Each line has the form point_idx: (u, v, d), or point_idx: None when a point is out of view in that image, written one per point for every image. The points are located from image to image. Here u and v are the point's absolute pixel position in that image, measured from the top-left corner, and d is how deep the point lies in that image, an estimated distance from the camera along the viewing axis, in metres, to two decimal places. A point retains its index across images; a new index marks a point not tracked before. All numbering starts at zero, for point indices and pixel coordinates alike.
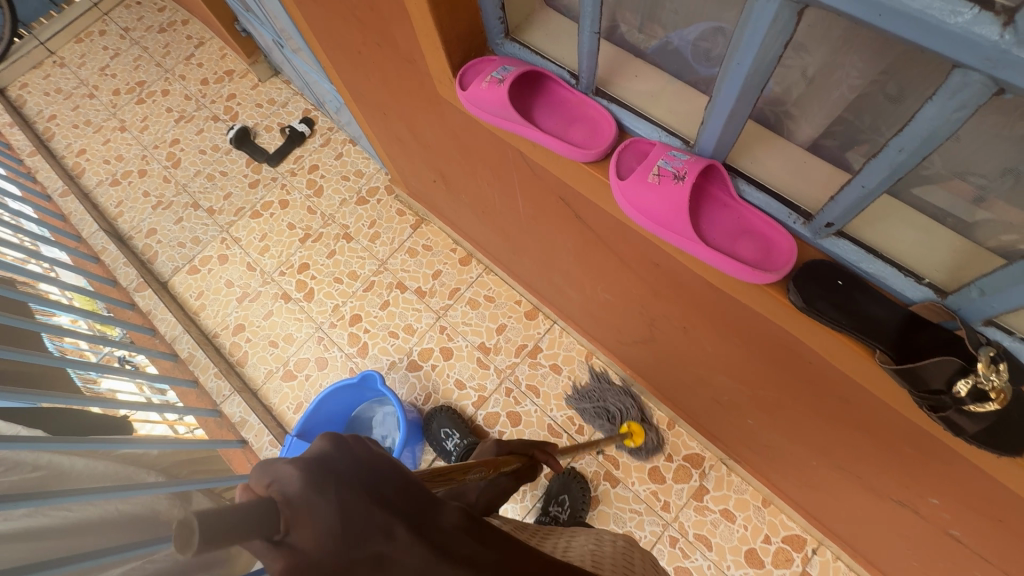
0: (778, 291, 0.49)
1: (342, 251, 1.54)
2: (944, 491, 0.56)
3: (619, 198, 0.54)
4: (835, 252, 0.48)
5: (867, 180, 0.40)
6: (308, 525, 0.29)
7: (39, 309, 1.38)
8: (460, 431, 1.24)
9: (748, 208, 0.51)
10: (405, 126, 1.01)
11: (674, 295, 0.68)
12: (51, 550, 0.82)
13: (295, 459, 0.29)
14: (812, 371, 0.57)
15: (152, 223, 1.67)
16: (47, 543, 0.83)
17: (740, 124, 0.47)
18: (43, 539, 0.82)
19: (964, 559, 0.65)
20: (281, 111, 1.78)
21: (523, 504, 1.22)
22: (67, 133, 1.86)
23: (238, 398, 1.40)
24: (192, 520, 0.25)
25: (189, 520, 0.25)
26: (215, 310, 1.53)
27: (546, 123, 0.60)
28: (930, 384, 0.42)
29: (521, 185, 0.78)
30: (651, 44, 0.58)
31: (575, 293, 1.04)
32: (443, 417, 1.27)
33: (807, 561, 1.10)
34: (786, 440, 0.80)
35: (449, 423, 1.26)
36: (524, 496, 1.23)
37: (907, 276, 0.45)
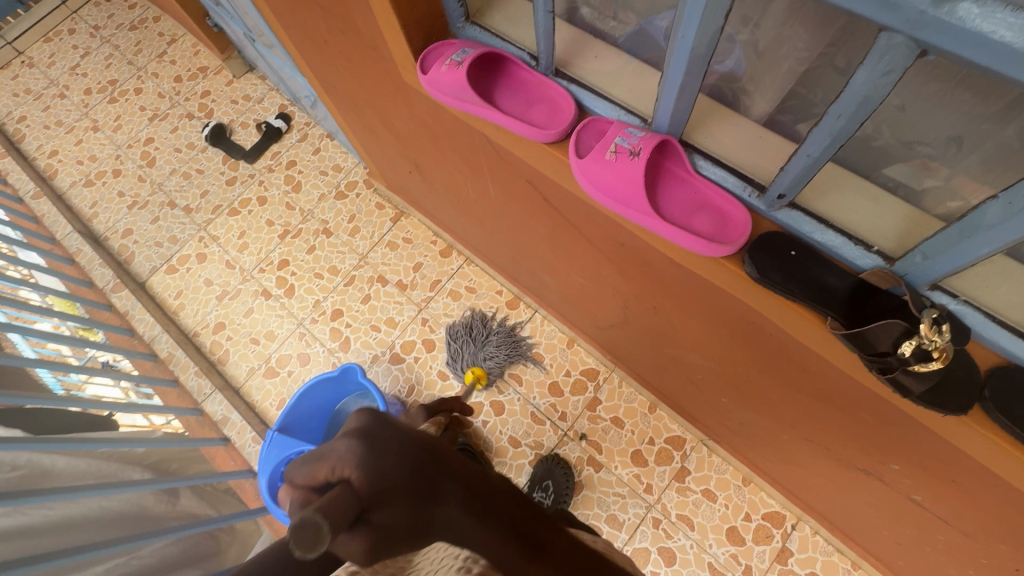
0: (734, 263, 0.50)
1: (322, 246, 1.54)
2: (905, 456, 0.57)
3: (579, 177, 0.54)
4: (788, 223, 0.49)
5: (811, 149, 0.41)
6: (382, 488, 0.35)
7: (14, 312, 1.37)
8: None
9: (705, 182, 0.52)
10: (378, 117, 1.00)
11: (642, 275, 0.69)
12: (38, 544, 0.89)
13: (347, 438, 0.36)
14: (774, 343, 0.58)
15: (128, 223, 1.65)
16: (32, 539, 0.88)
17: (691, 98, 0.47)
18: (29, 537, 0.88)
19: (929, 524, 0.67)
20: (257, 107, 1.76)
21: None
22: (38, 134, 1.83)
23: (219, 396, 1.39)
24: (311, 516, 0.30)
25: (307, 521, 0.30)
26: (195, 309, 1.51)
27: (508, 104, 0.60)
28: (877, 347, 0.44)
29: (490, 170, 0.78)
30: (624, 31, 0.58)
31: (551, 279, 1.05)
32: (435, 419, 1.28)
33: (787, 537, 1.12)
34: (757, 416, 0.82)
35: None
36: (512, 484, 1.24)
37: (857, 245, 0.46)
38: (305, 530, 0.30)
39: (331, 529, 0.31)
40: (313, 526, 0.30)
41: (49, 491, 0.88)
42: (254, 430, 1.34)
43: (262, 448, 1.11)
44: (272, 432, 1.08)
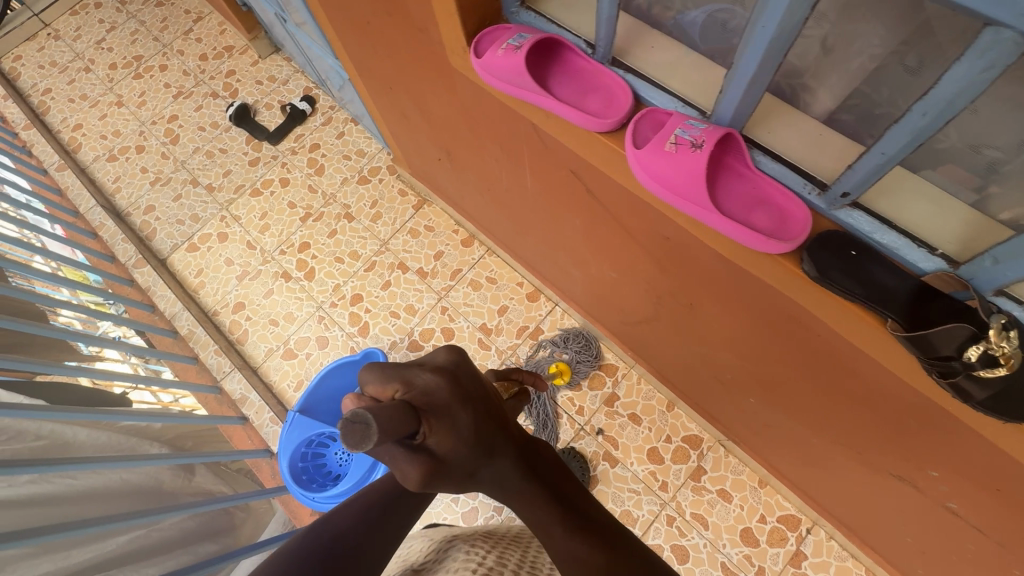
0: (791, 261, 0.50)
1: (343, 230, 1.54)
2: (946, 464, 0.57)
3: (635, 167, 0.54)
4: (848, 223, 0.48)
5: (887, 147, 0.41)
6: (442, 420, 0.47)
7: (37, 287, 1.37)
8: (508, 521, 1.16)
9: (764, 178, 0.51)
10: (413, 102, 1.00)
11: (683, 271, 0.68)
12: (62, 513, 0.90)
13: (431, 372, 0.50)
14: (819, 344, 0.58)
15: (151, 199, 1.65)
16: (56, 508, 0.89)
17: (761, 90, 0.47)
18: (54, 505, 0.89)
19: (959, 532, 0.67)
20: (281, 88, 1.75)
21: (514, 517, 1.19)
22: (62, 107, 1.83)
23: (238, 374, 1.40)
24: (360, 414, 0.36)
25: (363, 417, 0.36)
26: (214, 288, 1.52)
27: (562, 91, 0.59)
28: (939, 351, 0.43)
29: (530, 159, 0.77)
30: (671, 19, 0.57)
31: (578, 272, 1.05)
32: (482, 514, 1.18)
33: (801, 540, 1.12)
34: (786, 418, 0.82)
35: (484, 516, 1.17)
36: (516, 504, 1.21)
37: (920, 247, 0.46)
38: (357, 420, 0.36)
39: (377, 431, 0.36)
40: (365, 423, 0.36)
41: (73, 460, 0.89)
42: (272, 411, 1.35)
43: (282, 431, 1.09)
44: (293, 412, 1.08)
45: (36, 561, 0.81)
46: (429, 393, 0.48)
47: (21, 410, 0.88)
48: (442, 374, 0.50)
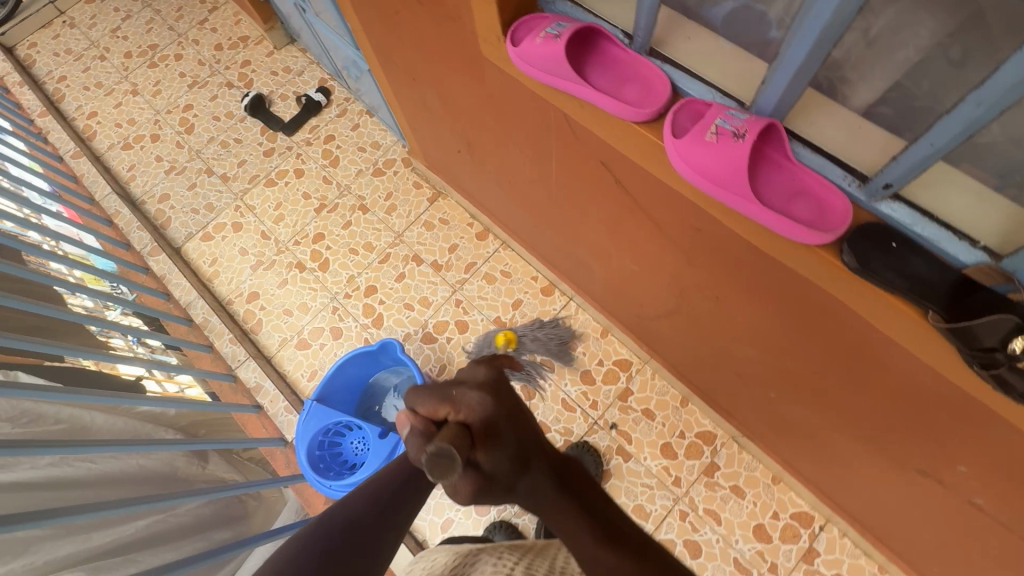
0: (830, 253, 0.50)
1: (358, 222, 1.54)
2: (976, 458, 0.57)
3: (674, 157, 0.54)
4: (889, 215, 0.49)
5: (937, 137, 0.41)
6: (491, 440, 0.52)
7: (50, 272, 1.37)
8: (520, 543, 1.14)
9: (804, 169, 0.51)
10: (436, 93, 1.00)
11: (712, 264, 0.69)
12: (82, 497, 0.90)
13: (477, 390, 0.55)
14: (852, 337, 0.58)
15: (165, 188, 1.66)
16: (76, 491, 0.89)
17: (806, 80, 0.47)
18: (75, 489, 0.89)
19: (983, 528, 0.67)
20: (296, 79, 1.75)
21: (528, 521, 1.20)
22: (77, 95, 1.83)
23: (253, 363, 1.40)
24: (444, 449, 0.43)
25: (442, 451, 0.43)
26: (229, 277, 1.52)
27: (599, 81, 0.59)
28: (983, 343, 0.42)
29: (557, 150, 0.78)
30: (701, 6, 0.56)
31: (598, 266, 1.05)
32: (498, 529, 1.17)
33: (814, 537, 1.12)
34: (808, 412, 0.83)
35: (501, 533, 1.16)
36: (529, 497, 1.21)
37: (961, 240, 0.46)
38: (440, 457, 0.43)
39: (459, 462, 0.43)
40: (448, 457, 0.43)
41: (93, 443, 0.89)
42: (286, 400, 1.35)
43: (300, 417, 1.09)
44: (311, 400, 1.09)
45: (58, 543, 0.81)
46: (479, 411, 0.53)
47: (41, 393, 0.88)
48: (487, 393, 0.56)
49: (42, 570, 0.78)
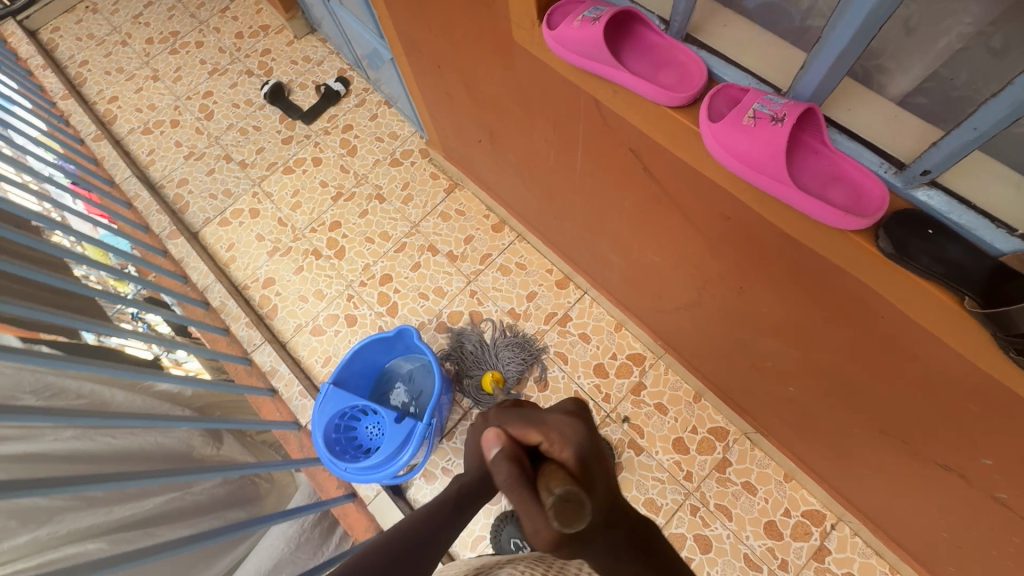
0: (865, 239, 0.50)
1: (374, 211, 1.55)
2: (1002, 451, 0.57)
3: (709, 141, 0.54)
4: (926, 203, 0.49)
5: (981, 121, 0.41)
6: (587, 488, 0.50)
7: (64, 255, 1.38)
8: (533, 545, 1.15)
9: (840, 155, 0.51)
10: (462, 81, 1.01)
11: (738, 252, 0.69)
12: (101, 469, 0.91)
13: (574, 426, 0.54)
14: (880, 326, 0.58)
15: (184, 173, 1.67)
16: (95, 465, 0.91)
17: (846, 66, 0.47)
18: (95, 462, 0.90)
19: (1004, 524, 0.67)
20: (316, 68, 1.76)
21: None
22: (99, 79, 1.85)
23: (268, 347, 1.41)
24: (576, 494, 0.42)
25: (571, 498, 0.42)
26: (245, 263, 1.54)
27: (634, 65, 0.59)
28: (1017, 329, 0.43)
29: (585, 138, 0.78)
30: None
31: (617, 258, 1.05)
32: (512, 526, 1.17)
33: (825, 536, 1.12)
34: (827, 407, 0.83)
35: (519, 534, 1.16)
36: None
37: (999, 228, 0.46)
38: (571, 504, 0.42)
39: (589, 511, 0.42)
40: (578, 501, 0.43)
41: (114, 416, 0.90)
42: (300, 384, 1.36)
43: (316, 399, 1.10)
44: (328, 384, 1.10)
45: (80, 514, 0.83)
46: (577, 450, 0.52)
47: (63, 362, 0.90)
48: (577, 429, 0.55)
49: (64, 540, 0.79)
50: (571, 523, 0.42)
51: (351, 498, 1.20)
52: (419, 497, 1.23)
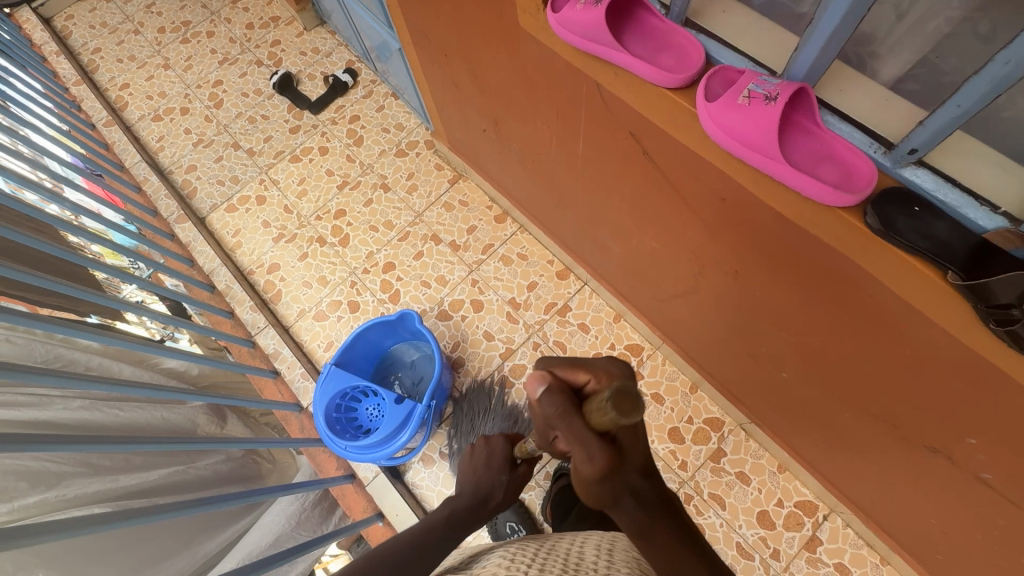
0: (853, 215, 0.52)
1: (379, 200, 1.57)
2: (985, 429, 0.59)
3: (705, 121, 0.56)
4: (913, 181, 0.50)
5: (963, 99, 0.43)
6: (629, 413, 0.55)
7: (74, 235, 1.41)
8: (527, 527, 1.19)
9: (832, 135, 0.53)
10: (468, 69, 1.02)
11: (734, 235, 0.71)
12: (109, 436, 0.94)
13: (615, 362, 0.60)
14: (870, 305, 0.60)
15: (193, 159, 1.70)
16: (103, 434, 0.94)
17: (838, 46, 0.49)
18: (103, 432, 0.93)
19: (988, 505, 0.69)
20: (325, 60, 1.78)
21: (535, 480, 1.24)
22: (111, 67, 1.89)
23: (272, 330, 1.43)
24: (627, 388, 0.47)
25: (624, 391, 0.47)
26: (251, 248, 1.56)
27: (635, 48, 0.61)
28: (999, 299, 0.44)
29: (587, 123, 0.80)
30: None
31: (617, 246, 1.07)
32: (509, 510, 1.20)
33: (817, 526, 1.13)
34: (819, 392, 0.85)
35: (516, 517, 1.20)
36: (537, 474, 1.24)
37: (983, 206, 0.48)
38: (625, 399, 0.46)
39: (643, 404, 0.46)
40: (631, 394, 0.47)
41: (119, 385, 0.92)
42: (303, 367, 1.38)
43: (318, 380, 1.12)
44: (331, 364, 1.12)
45: (87, 480, 0.86)
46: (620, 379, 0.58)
47: (71, 332, 0.93)
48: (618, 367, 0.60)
49: (71, 503, 0.82)
50: (626, 415, 0.46)
51: (350, 479, 1.22)
52: (417, 480, 1.26)
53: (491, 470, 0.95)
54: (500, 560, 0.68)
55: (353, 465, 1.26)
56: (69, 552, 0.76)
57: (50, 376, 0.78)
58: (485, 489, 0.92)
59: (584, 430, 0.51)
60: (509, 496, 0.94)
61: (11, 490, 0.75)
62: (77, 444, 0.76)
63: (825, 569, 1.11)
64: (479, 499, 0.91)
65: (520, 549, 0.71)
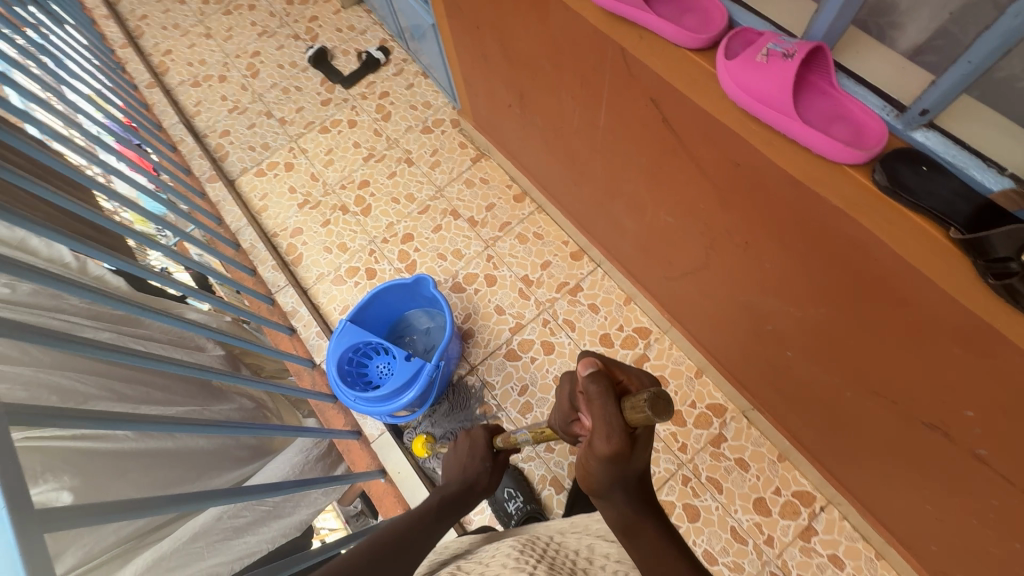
0: (863, 173, 0.53)
1: (402, 173, 1.60)
2: (982, 399, 0.60)
3: (724, 80, 0.59)
4: (923, 142, 0.52)
5: (974, 54, 0.46)
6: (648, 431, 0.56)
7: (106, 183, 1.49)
8: (523, 494, 1.21)
9: (846, 95, 0.55)
10: (498, 41, 1.05)
11: (746, 205, 0.73)
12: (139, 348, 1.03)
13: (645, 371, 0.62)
14: (874, 271, 0.61)
15: (227, 125, 1.76)
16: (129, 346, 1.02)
17: (854, 10, 0.52)
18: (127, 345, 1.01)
19: (983, 486, 0.69)
20: (359, 37, 1.83)
21: (532, 452, 1.27)
22: (156, 33, 1.96)
23: (291, 290, 1.48)
24: (663, 393, 0.47)
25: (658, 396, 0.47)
26: (276, 212, 1.61)
27: (660, 11, 0.65)
28: (998, 253, 0.45)
29: (611, 92, 0.82)
30: None
31: (631, 222, 1.09)
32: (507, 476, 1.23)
33: (813, 516, 1.14)
34: (822, 370, 0.86)
35: (513, 484, 1.22)
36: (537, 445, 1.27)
37: (990, 167, 0.49)
38: (660, 398, 0.47)
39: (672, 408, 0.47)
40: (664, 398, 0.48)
41: (147, 310, 1.01)
42: (318, 326, 1.42)
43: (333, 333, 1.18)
44: (345, 320, 1.16)
45: (110, 403, 0.91)
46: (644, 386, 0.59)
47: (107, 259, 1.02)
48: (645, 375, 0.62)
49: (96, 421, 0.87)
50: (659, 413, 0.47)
51: (356, 435, 1.26)
52: None
53: (475, 459, 0.97)
54: (515, 545, 0.69)
55: (359, 423, 1.31)
56: (85, 460, 0.80)
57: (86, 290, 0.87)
58: (473, 478, 0.94)
59: (613, 415, 0.52)
60: (494, 481, 0.97)
61: (42, 400, 0.81)
62: (106, 351, 0.83)
63: (818, 560, 1.11)
64: (468, 485, 0.93)
65: (528, 540, 0.72)
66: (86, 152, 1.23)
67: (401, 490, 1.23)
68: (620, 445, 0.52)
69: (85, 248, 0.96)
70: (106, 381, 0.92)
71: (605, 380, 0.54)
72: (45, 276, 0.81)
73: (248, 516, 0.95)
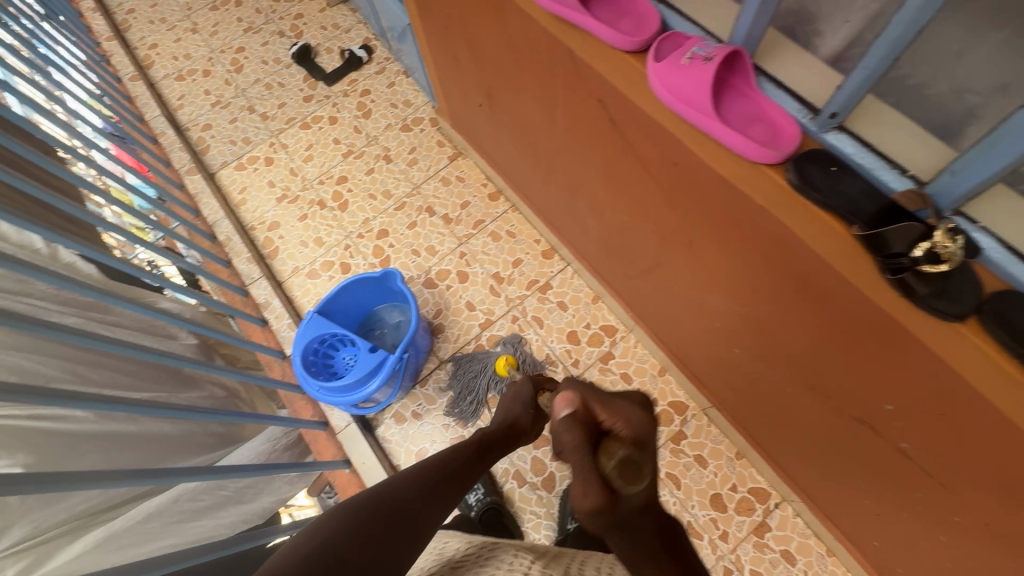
0: (778, 172, 0.56)
1: (380, 170, 1.63)
2: (898, 393, 0.62)
3: (653, 81, 0.61)
4: (834, 144, 0.55)
5: (869, 60, 0.48)
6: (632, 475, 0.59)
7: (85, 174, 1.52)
8: (485, 486, 1.23)
9: (765, 98, 0.58)
10: (465, 42, 1.08)
11: (686, 203, 0.75)
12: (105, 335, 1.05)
13: (628, 412, 0.67)
14: (798, 268, 0.64)
15: (209, 118, 1.78)
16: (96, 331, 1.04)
17: (768, 17, 0.54)
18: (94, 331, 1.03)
19: (908, 479, 0.72)
20: (343, 35, 1.85)
21: None
22: (142, 27, 1.99)
23: (265, 282, 1.50)
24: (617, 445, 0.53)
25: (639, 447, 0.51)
26: (255, 206, 1.63)
27: (600, 15, 0.68)
28: (893, 249, 0.49)
29: (564, 92, 0.85)
30: None
31: (593, 221, 1.12)
32: None
33: (768, 513, 1.16)
34: (765, 366, 0.88)
35: None
36: None
37: (892, 169, 0.52)
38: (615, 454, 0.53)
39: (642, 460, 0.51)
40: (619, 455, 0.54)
41: (117, 298, 1.02)
42: (289, 318, 1.44)
43: (301, 323, 1.20)
44: (313, 311, 1.18)
45: (70, 384, 0.93)
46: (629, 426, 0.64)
47: (81, 248, 1.04)
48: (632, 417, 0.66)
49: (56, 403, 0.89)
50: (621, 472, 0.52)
51: (321, 425, 1.29)
52: (387, 435, 1.32)
53: (519, 405, 0.90)
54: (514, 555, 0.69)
55: (327, 414, 1.33)
56: (44, 439, 0.82)
57: (52, 276, 0.89)
58: (512, 418, 0.88)
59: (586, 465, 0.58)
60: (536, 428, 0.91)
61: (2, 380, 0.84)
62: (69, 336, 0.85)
63: (771, 555, 1.13)
64: (507, 426, 0.86)
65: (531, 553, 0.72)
66: (73, 150, 1.25)
67: (365, 480, 1.25)
68: (596, 501, 0.57)
69: (55, 236, 0.98)
70: (70, 364, 0.94)
71: (579, 431, 0.60)
72: (11, 262, 0.83)
73: (207, 500, 0.97)
